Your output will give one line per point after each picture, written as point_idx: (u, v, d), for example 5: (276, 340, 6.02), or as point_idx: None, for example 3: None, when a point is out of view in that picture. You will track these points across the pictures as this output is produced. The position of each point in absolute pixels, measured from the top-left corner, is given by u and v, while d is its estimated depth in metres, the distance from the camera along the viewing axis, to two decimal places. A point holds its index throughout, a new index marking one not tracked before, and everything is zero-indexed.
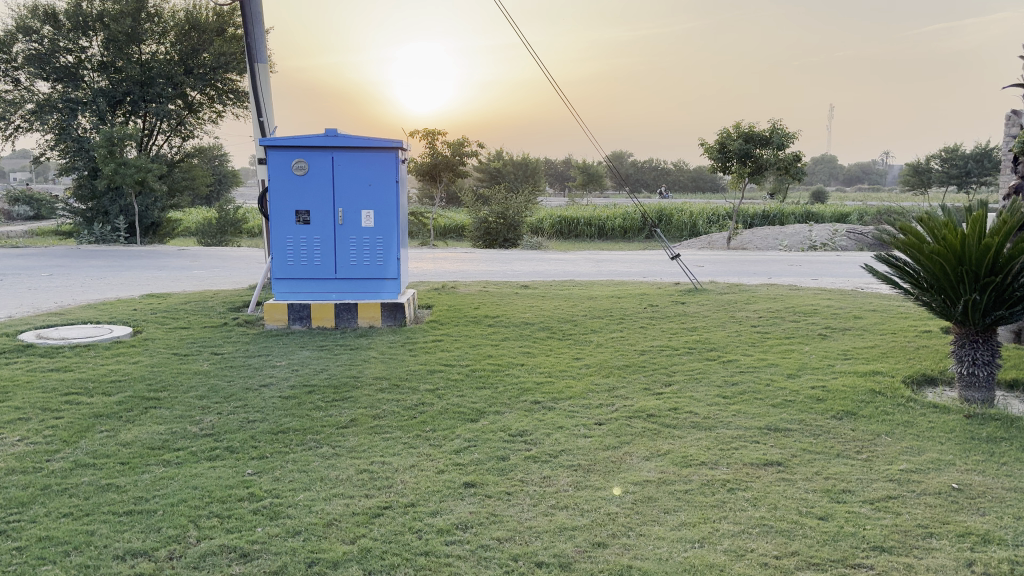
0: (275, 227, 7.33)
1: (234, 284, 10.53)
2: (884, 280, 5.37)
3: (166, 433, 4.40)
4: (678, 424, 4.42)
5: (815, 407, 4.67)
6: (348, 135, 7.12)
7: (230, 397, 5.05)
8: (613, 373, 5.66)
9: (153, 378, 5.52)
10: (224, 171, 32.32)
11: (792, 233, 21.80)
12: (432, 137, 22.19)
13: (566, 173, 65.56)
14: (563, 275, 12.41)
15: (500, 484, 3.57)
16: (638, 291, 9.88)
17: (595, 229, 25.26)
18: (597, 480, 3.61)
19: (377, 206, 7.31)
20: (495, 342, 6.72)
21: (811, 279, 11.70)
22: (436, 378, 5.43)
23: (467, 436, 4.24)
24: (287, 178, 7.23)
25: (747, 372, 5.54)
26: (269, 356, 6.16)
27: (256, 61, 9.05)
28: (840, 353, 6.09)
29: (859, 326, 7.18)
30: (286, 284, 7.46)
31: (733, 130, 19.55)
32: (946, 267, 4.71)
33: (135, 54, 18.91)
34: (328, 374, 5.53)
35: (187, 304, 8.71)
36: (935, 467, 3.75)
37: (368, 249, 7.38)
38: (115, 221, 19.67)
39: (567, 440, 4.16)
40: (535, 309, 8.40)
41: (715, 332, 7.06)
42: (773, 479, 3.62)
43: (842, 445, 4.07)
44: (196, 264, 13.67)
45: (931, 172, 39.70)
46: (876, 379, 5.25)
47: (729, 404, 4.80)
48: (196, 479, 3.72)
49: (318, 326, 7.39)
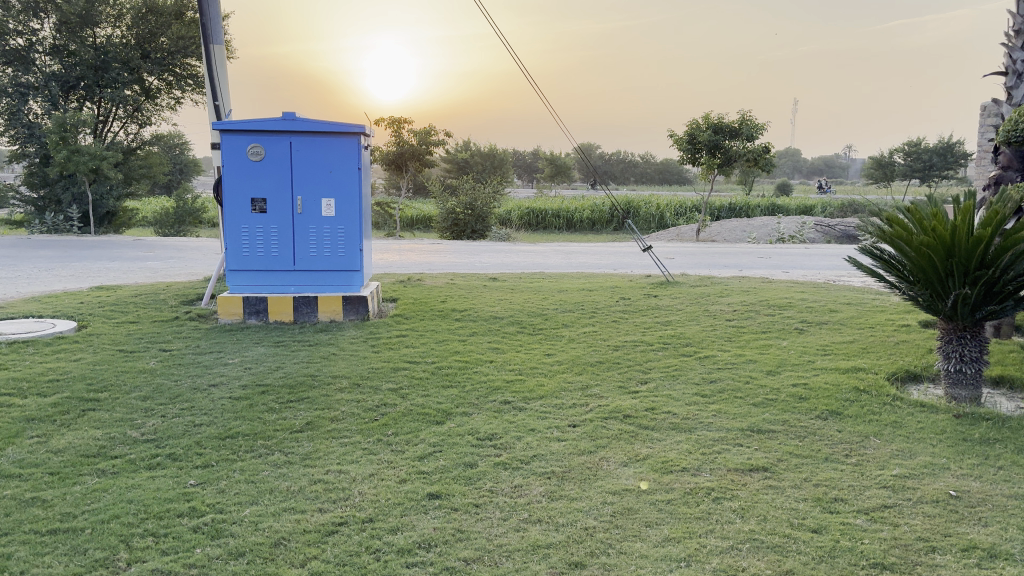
0: (229, 214, 6.95)
1: (189, 276, 10.04)
2: (868, 273, 5.15)
3: (103, 439, 4.04)
4: (656, 425, 4.16)
5: (798, 407, 4.44)
6: (307, 119, 6.79)
7: (177, 398, 4.70)
8: (585, 370, 5.39)
9: (96, 377, 5.13)
10: (184, 159, 31.48)
11: (760, 225, 21.75)
12: (398, 124, 21.69)
13: (534, 165, 65.18)
14: (532, 266, 12.14)
15: (468, 495, 3.28)
16: (609, 284, 9.64)
17: (563, 221, 25.03)
18: (572, 490, 3.33)
19: (339, 194, 6.97)
20: (462, 338, 6.42)
21: (781, 273, 11.40)
22: (399, 377, 5.11)
23: (431, 441, 3.94)
24: (242, 163, 6.87)
25: (725, 369, 5.31)
26: (222, 353, 5.79)
27: (212, 43, 8.66)
28: (819, 349, 5.87)
29: (836, 320, 7.00)
30: (241, 276, 7.07)
31: (702, 121, 19.30)
32: (934, 260, 4.50)
33: (90, 38, 18.27)
34: (284, 372, 5.19)
35: (136, 297, 8.27)
36: (929, 473, 3.54)
37: (328, 240, 7.03)
38: (67, 210, 18.88)
39: (540, 445, 3.88)
40: (503, 302, 8.11)
41: (689, 327, 6.82)
42: (760, 487, 3.37)
43: (830, 448, 3.84)
44: (152, 254, 13.18)
45: (894, 165, 40.02)
46: (859, 375, 5.05)
47: (709, 403, 4.55)
48: (132, 491, 3.38)
49: (275, 320, 7.06)
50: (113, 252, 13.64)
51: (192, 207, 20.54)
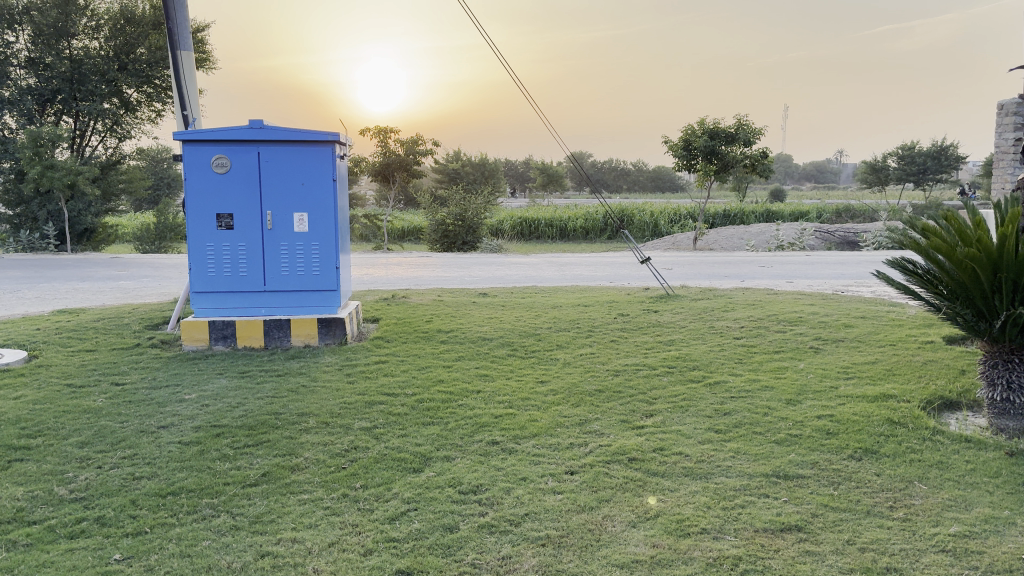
0: (193, 231, 6.37)
1: (162, 297, 9.45)
2: (899, 289, 4.62)
3: (23, 500, 3.45)
4: (666, 472, 3.60)
5: (826, 444, 3.89)
6: (277, 127, 6.25)
7: (120, 444, 4.13)
8: (584, 401, 4.82)
9: (32, 419, 4.55)
10: (169, 174, 30.88)
11: (758, 232, 21.25)
12: (385, 133, 21.14)
13: (526, 174, 64.69)
14: (525, 280, 11.57)
15: (445, 572, 2.72)
16: (606, 298, 9.09)
17: (557, 231, 24.49)
18: (571, 563, 2.77)
19: (313, 208, 6.43)
20: (447, 364, 5.85)
21: (786, 283, 10.90)
22: (374, 414, 4.52)
23: (405, 496, 3.36)
24: (205, 176, 6.30)
25: (740, 399, 4.74)
26: (178, 387, 5.21)
27: (179, 48, 8.12)
28: (840, 372, 5.31)
29: (852, 337, 6.45)
30: (207, 299, 6.48)
31: (697, 126, 18.83)
32: (980, 275, 3.97)
33: (66, 50, 17.74)
34: (245, 410, 4.61)
35: (99, 321, 7.68)
36: (994, 531, 2.99)
37: (302, 258, 6.48)
38: (43, 227, 18.25)
39: (533, 499, 3.31)
40: (492, 321, 7.54)
41: (695, 347, 6.27)
42: (796, 553, 2.82)
43: (871, 498, 3.30)
44: (127, 273, 12.58)
45: (887, 169, 39.43)
46: (890, 405, 4.48)
47: (725, 442, 3.99)
48: (41, 572, 2.81)
49: (244, 346, 6.47)
50: (87, 271, 13.02)
51: (174, 223, 19.97)
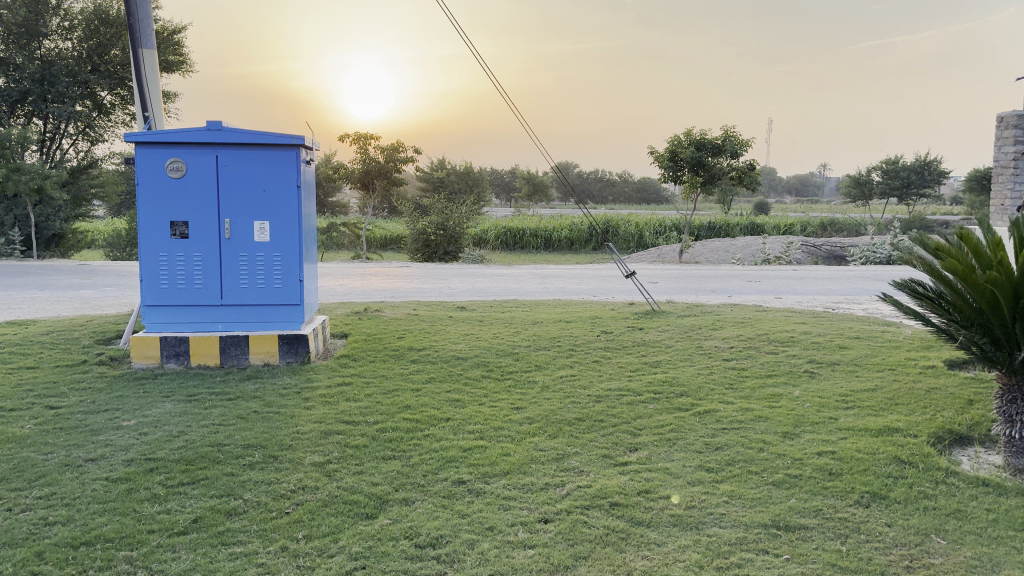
0: (144, 240, 5.91)
1: (121, 309, 8.93)
2: (907, 313, 4.23)
3: None
4: (652, 520, 3.18)
5: (830, 488, 3.49)
6: (236, 130, 5.81)
7: (39, 481, 3.66)
8: (562, 432, 4.40)
9: None
10: None
11: (743, 246, 20.94)
12: (365, 140, 20.68)
13: (512, 183, 64.42)
14: (504, 293, 11.14)
15: None
16: (588, 314, 8.66)
17: (541, 241, 24.10)
18: None
19: (276, 216, 5.99)
20: (416, 387, 5.40)
21: (774, 299, 10.55)
22: (329, 447, 4.07)
23: (354, 550, 2.93)
24: (159, 181, 5.86)
25: (732, 431, 4.34)
26: (119, 412, 4.74)
27: (141, 45, 7.60)
28: (839, 400, 4.92)
29: (848, 360, 6.08)
30: (159, 313, 6.01)
31: (684, 137, 18.50)
32: (1000, 300, 3.61)
33: (37, 51, 17.20)
34: (186, 441, 4.15)
35: (48, 335, 7.17)
36: None
37: (263, 269, 6.03)
38: (10, 232, 17.60)
39: (500, 555, 2.88)
40: (468, 338, 7.10)
41: (683, 369, 5.87)
42: None
43: (884, 556, 2.90)
44: (90, 281, 12.04)
45: (872, 183, 39.30)
46: (897, 440, 4.09)
47: (717, 483, 3.58)
48: None
49: (198, 364, 6.00)
50: (48, 279, 12.44)
51: None
